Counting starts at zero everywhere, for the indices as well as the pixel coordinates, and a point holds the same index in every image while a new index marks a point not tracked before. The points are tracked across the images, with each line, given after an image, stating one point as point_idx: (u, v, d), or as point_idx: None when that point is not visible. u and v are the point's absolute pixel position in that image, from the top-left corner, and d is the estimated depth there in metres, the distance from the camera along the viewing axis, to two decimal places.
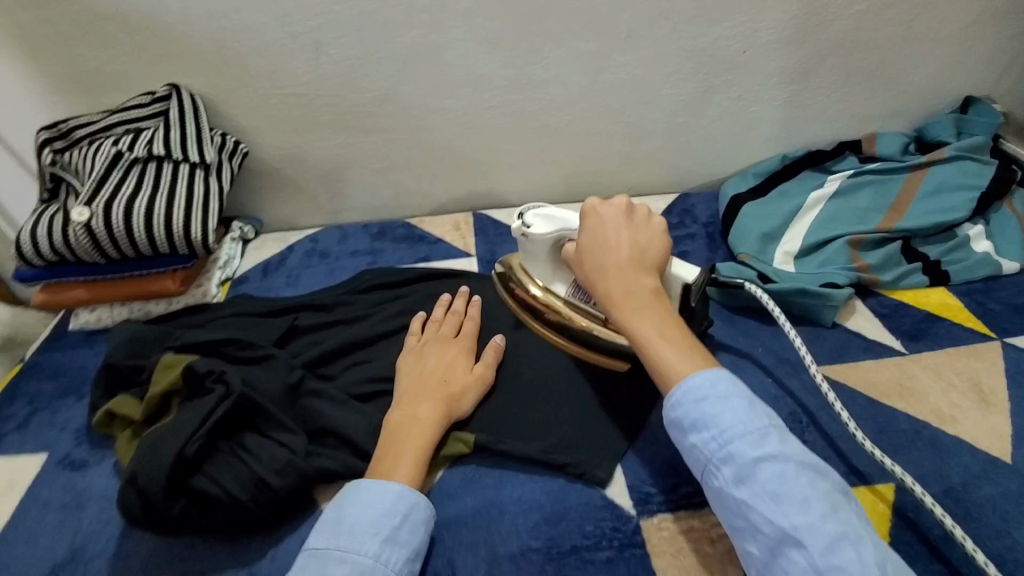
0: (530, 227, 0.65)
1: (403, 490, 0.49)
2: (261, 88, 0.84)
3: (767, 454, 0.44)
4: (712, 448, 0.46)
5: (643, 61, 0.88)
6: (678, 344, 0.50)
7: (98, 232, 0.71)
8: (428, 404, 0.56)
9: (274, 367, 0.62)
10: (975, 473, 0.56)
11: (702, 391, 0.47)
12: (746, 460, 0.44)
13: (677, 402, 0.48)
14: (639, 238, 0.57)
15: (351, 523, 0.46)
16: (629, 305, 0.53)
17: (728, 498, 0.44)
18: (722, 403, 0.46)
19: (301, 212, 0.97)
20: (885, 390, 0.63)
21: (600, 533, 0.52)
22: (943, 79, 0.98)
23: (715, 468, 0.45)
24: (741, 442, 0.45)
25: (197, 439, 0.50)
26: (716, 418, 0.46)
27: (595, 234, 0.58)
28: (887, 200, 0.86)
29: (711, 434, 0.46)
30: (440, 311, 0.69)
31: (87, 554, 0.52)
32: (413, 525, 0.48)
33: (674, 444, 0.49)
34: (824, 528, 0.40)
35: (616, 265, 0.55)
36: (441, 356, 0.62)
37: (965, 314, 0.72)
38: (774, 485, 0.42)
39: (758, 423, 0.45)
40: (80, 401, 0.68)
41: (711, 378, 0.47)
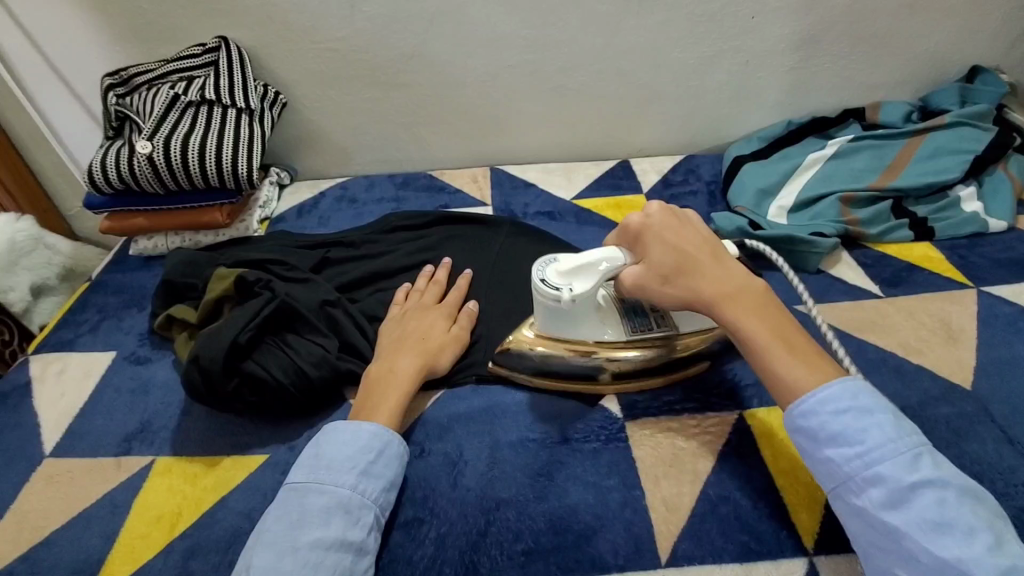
0: (574, 288, 0.57)
1: (379, 431, 0.54)
2: (299, 43, 0.92)
3: (922, 479, 0.43)
4: (857, 466, 0.45)
5: (655, 25, 0.93)
6: (797, 347, 0.50)
7: (159, 163, 0.81)
8: (406, 359, 0.60)
9: (314, 288, 0.70)
10: (935, 395, 0.61)
11: (843, 403, 0.47)
12: (900, 483, 0.43)
13: (810, 413, 0.48)
14: (703, 234, 0.56)
15: (327, 460, 0.51)
16: (744, 306, 0.52)
17: (870, 517, 0.44)
18: (865, 418, 0.46)
19: (332, 162, 1.05)
20: (859, 325, 0.69)
21: (590, 429, 0.59)
22: (952, 48, 1.00)
23: (859, 486, 0.45)
24: (891, 464, 0.44)
25: (250, 330, 0.60)
26: (864, 435, 0.46)
27: (666, 238, 0.55)
28: (883, 163, 0.91)
29: (856, 451, 0.45)
30: (424, 281, 0.73)
31: (154, 426, 0.63)
32: (388, 459, 0.53)
33: (805, 457, 0.49)
34: (990, 561, 0.40)
35: (706, 267, 0.54)
36: (422, 319, 0.66)
37: (944, 265, 0.77)
38: (932, 513, 0.42)
39: (909, 444, 0.45)
40: (141, 312, 0.78)
41: (852, 391, 0.47)
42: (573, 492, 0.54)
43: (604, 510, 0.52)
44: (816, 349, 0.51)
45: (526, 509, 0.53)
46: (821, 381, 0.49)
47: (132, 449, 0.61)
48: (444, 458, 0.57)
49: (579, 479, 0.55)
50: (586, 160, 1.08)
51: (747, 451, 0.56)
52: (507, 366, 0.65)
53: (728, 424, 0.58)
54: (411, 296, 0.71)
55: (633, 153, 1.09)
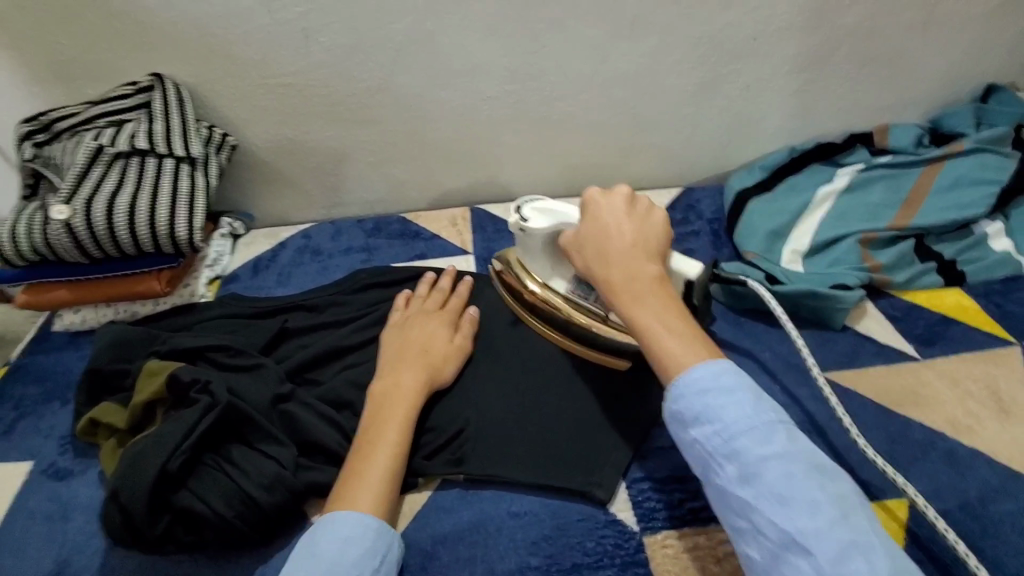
0: (529, 222, 0.61)
1: (380, 527, 0.48)
2: (248, 76, 0.80)
3: (773, 453, 0.42)
4: (716, 444, 0.44)
5: (648, 49, 0.85)
6: (681, 335, 0.48)
7: (80, 231, 0.69)
8: (411, 373, 0.58)
9: (263, 377, 0.60)
10: (995, 488, 0.53)
11: (706, 382, 0.45)
12: (752, 458, 0.42)
13: (677, 393, 0.46)
14: (644, 224, 0.55)
15: (326, 564, 0.45)
16: (633, 293, 0.51)
17: (729, 495, 0.43)
18: (726, 396, 0.44)
19: (293, 206, 0.94)
20: (899, 398, 0.61)
21: (602, 550, 0.51)
22: (963, 66, 0.94)
23: (718, 464, 0.44)
24: (746, 439, 0.43)
25: (182, 454, 0.49)
26: (720, 412, 0.44)
27: (598, 219, 0.55)
28: (900, 195, 0.83)
29: (715, 429, 0.44)
30: (425, 287, 0.70)
31: (73, 567, 0.52)
32: (389, 566, 0.48)
33: (675, 438, 0.48)
34: (831, 535, 0.39)
35: (616, 249, 0.53)
36: (424, 328, 0.64)
37: (982, 316, 0.70)
38: (781, 487, 0.41)
39: (764, 418, 0.43)
40: (65, 406, 0.66)
41: (716, 371, 0.45)
42: None
43: None
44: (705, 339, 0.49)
45: None
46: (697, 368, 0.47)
47: None
48: None
49: None
50: (576, 195, 0.99)
51: None
52: (503, 465, 0.56)
53: None
54: (412, 302, 0.68)
55: (626, 185, 0.99)
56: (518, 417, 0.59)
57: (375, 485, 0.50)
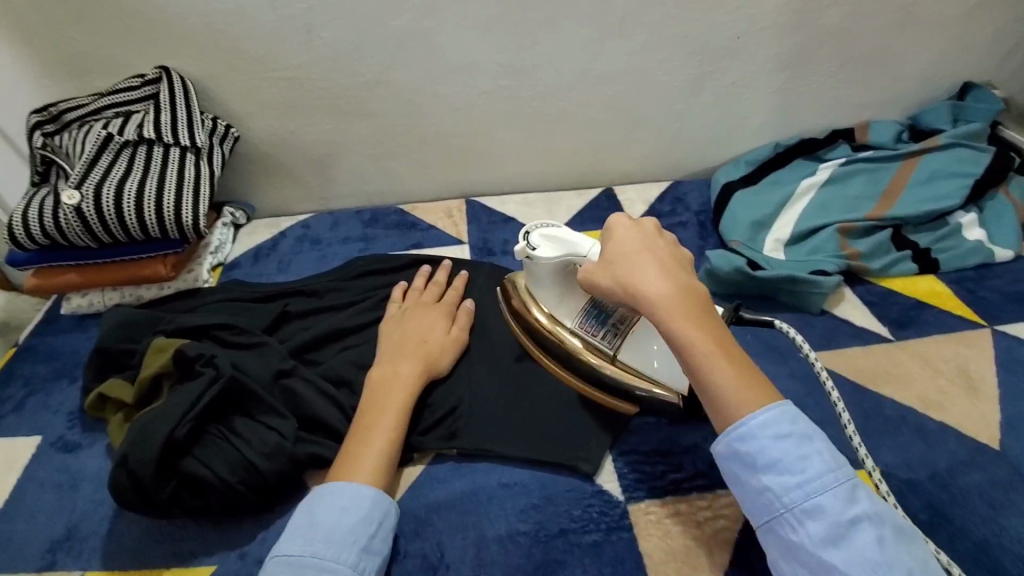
0: (537, 250, 0.60)
1: (377, 496, 0.51)
2: (251, 72, 0.83)
3: (861, 513, 0.41)
4: (796, 497, 0.42)
5: (637, 47, 0.88)
6: (742, 364, 0.46)
7: (89, 215, 0.72)
8: (409, 363, 0.60)
9: (265, 355, 0.62)
10: (962, 459, 0.56)
11: (785, 429, 0.44)
12: (839, 517, 0.41)
13: (748, 434, 0.44)
14: (678, 251, 0.54)
15: (325, 530, 0.47)
16: (690, 315, 0.48)
17: (807, 553, 0.41)
18: (805, 446, 0.44)
19: (293, 198, 0.96)
20: (874, 376, 0.64)
21: (588, 516, 0.53)
22: (940, 66, 0.97)
23: (797, 520, 0.42)
24: (831, 494, 0.42)
25: (187, 423, 0.52)
26: (803, 465, 0.43)
27: (635, 239, 0.53)
28: (878, 188, 0.86)
29: (795, 480, 0.43)
30: (422, 280, 0.73)
31: (82, 532, 0.54)
32: (386, 532, 0.50)
33: (738, 486, 0.46)
34: None
35: (662, 271, 0.50)
36: (422, 319, 0.66)
37: (954, 301, 0.73)
38: (874, 553, 0.40)
39: (848, 473, 0.43)
40: (72, 384, 0.69)
41: (791, 417, 0.44)
42: None
43: None
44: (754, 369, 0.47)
45: None
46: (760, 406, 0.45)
47: (56, 563, 0.52)
48: (422, 561, 0.51)
49: None
50: (568, 188, 1.02)
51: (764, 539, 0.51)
52: (493, 440, 0.59)
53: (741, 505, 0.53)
54: (410, 294, 0.71)
55: (617, 179, 1.02)
56: (509, 396, 0.62)
57: (371, 464, 0.52)
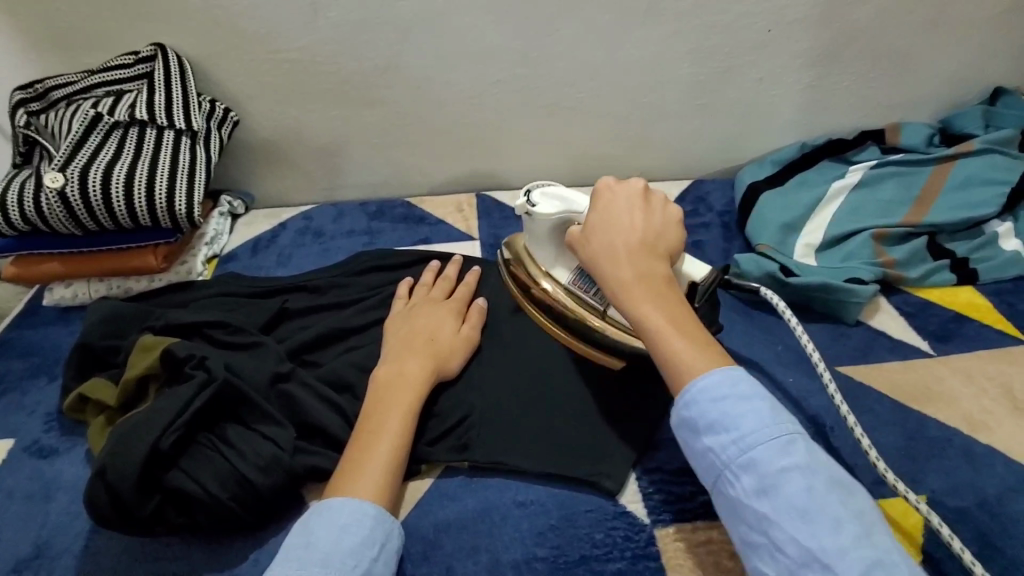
0: (536, 206, 0.58)
1: (382, 516, 0.46)
2: (252, 52, 0.78)
3: (794, 465, 0.40)
4: (732, 454, 0.41)
5: (661, 37, 0.83)
6: (693, 338, 0.45)
7: (74, 200, 0.67)
8: (416, 362, 0.56)
9: (262, 356, 0.57)
10: (1014, 487, 0.52)
11: (722, 388, 0.42)
12: (771, 470, 0.40)
13: (689, 400, 0.43)
14: (654, 218, 0.52)
15: (322, 553, 0.43)
16: (644, 291, 0.48)
17: (744, 508, 0.40)
18: (743, 403, 0.42)
19: (294, 187, 0.91)
20: (915, 394, 0.60)
21: (611, 542, 0.49)
22: (977, 67, 0.93)
23: (733, 475, 0.41)
24: (765, 449, 0.40)
25: (175, 431, 0.47)
26: (739, 421, 0.41)
27: (609, 212, 0.52)
28: (911, 193, 0.82)
29: (731, 437, 0.41)
30: (430, 276, 0.68)
31: (55, 549, 0.49)
32: (389, 554, 0.46)
33: (683, 448, 0.45)
34: (856, 554, 0.37)
35: (626, 244, 0.50)
36: (430, 316, 0.62)
37: (995, 315, 0.69)
38: (803, 503, 0.38)
39: (782, 428, 0.41)
40: (51, 382, 0.64)
41: (731, 376, 0.43)
42: None
43: None
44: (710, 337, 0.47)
45: None
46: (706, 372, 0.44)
47: None
48: None
49: None
50: (584, 185, 0.97)
51: None
52: (509, 452, 0.54)
53: None
54: (417, 290, 0.67)
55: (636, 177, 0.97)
56: (524, 405, 0.58)
57: (375, 475, 0.48)
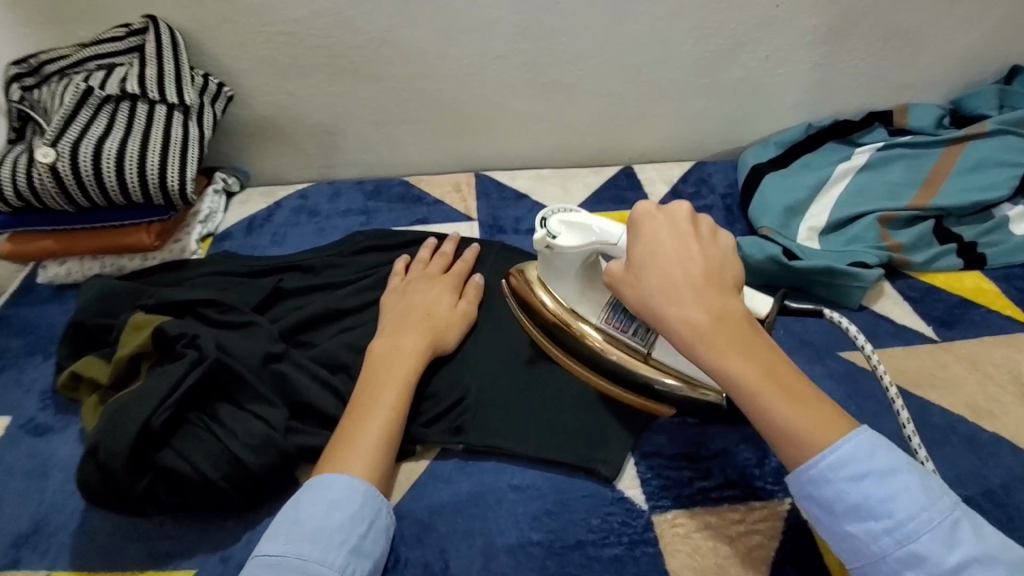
0: (558, 240, 0.53)
1: (370, 492, 0.46)
2: (245, 24, 0.76)
3: (965, 556, 0.37)
4: (887, 544, 0.39)
5: (668, 12, 0.81)
6: (796, 395, 0.41)
7: (65, 175, 0.66)
8: (413, 336, 0.56)
9: (255, 335, 0.57)
10: (1016, 474, 0.51)
11: (862, 469, 0.39)
12: (940, 565, 0.37)
13: (822, 480, 0.40)
14: (710, 248, 0.46)
15: (310, 528, 0.43)
16: (728, 343, 0.42)
17: None
18: (888, 482, 0.39)
19: (289, 166, 0.90)
20: (918, 380, 0.59)
21: (608, 527, 0.49)
22: (991, 46, 0.90)
23: (891, 568, 0.39)
24: (928, 539, 0.38)
25: (166, 410, 0.47)
26: (889, 505, 0.39)
27: (657, 248, 0.46)
28: (919, 175, 0.80)
29: (884, 525, 0.39)
30: (428, 252, 0.68)
31: (50, 526, 0.49)
32: (378, 531, 0.45)
33: (819, 528, 0.42)
34: None
35: (692, 286, 0.44)
36: (426, 292, 0.61)
37: (1001, 300, 0.68)
38: None
39: (942, 510, 0.38)
40: (46, 361, 0.63)
41: (870, 451, 0.40)
42: None
43: None
44: (810, 386, 0.42)
45: None
46: (830, 444, 0.40)
47: (20, 560, 0.47)
48: (425, 571, 0.47)
49: None
50: (585, 166, 0.95)
51: (802, 561, 0.46)
52: (504, 435, 0.54)
53: (778, 518, 0.49)
54: (413, 267, 0.66)
55: (638, 158, 0.95)
56: (520, 389, 0.57)
57: (370, 447, 0.47)
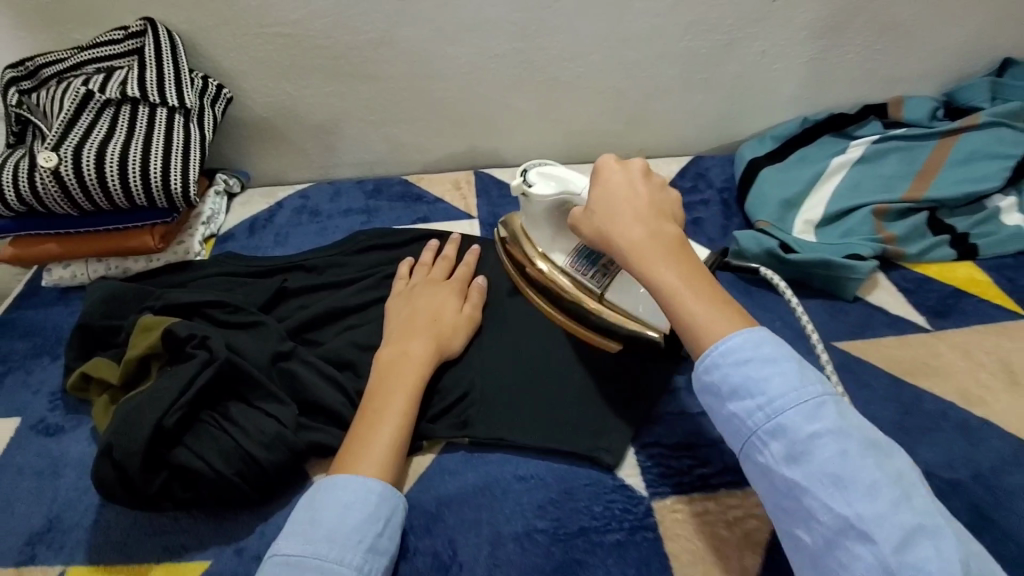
0: (532, 187, 0.58)
1: (386, 490, 0.47)
2: (244, 27, 0.76)
3: (823, 430, 0.40)
4: (760, 419, 0.42)
5: (663, 10, 0.81)
6: (713, 301, 0.45)
7: (68, 180, 0.67)
8: (420, 342, 0.56)
9: (263, 335, 0.58)
10: (1007, 459, 0.53)
11: (745, 352, 0.43)
12: (800, 436, 0.40)
13: (713, 364, 0.44)
14: (659, 186, 0.52)
15: (327, 529, 0.44)
16: (656, 252, 0.47)
17: (775, 475, 0.41)
18: (769, 367, 0.42)
19: (290, 167, 0.90)
20: (911, 368, 0.60)
21: (610, 514, 0.50)
22: (984, 38, 0.91)
23: (762, 442, 0.42)
24: (793, 414, 0.41)
25: (178, 410, 0.48)
26: (765, 385, 0.42)
27: (611, 180, 0.52)
28: (913, 167, 0.81)
29: (759, 403, 0.42)
30: (430, 255, 0.68)
31: (65, 523, 0.50)
32: (394, 530, 0.46)
33: (710, 416, 0.45)
34: (895, 520, 0.37)
35: (636, 210, 0.50)
36: (432, 296, 0.62)
37: (993, 290, 0.69)
38: (834, 466, 0.39)
39: (811, 391, 0.41)
40: (54, 362, 0.64)
41: (755, 340, 0.43)
42: None
43: None
44: (726, 296, 0.47)
45: None
46: (726, 334, 0.44)
47: (36, 556, 0.48)
48: (433, 560, 0.48)
49: None
50: (583, 162, 0.96)
51: None
52: (510, 429, 0.55)
53: None
54: (417, 270, 0.67)
55: (635, 153, 0.96)
56: (523, 383, 0.58)
57: (380, 455, 0.48)
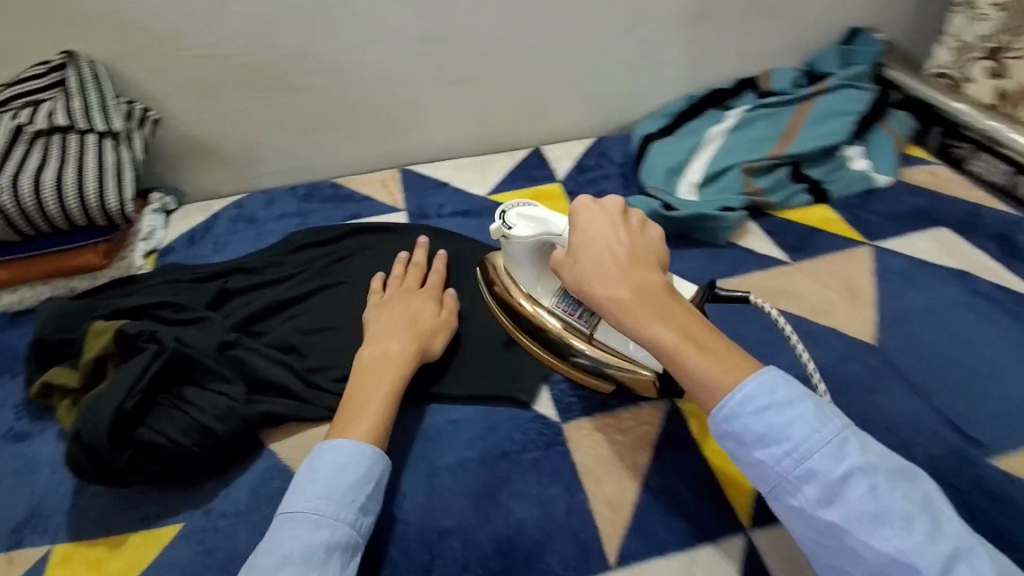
0: (512, 229, 0.62)
1: (374, 455, 0.52)
2: (164, 52, 0.82)
3: (852, 468, 0.40)
4: (788, 465, 0.42)
5: (551, 9, 0.91)
6: (715, 352, 0.45)
7: (8, 209, 0.71)
8: (401, 343, 0.60)
9: (210, 328, 0.64)
10: (844, 354, 0.65)
11: (763, 399, 0.42)
12: (831, 477, 0.40)
13: (730, 414, 0.43)
14: (636, 232, 0.53)
15: (324, 487, 0.48)
16: (648, 307, 0.48)
17: (810, 517, 0.41)
18: (788, 410, 0.42)
19: (223, 180, 0.96)
20: (772, 294, 0.72)
21: (528, 438, 0.59)
22: (830, 13, 1.05)
23: (793, 485, 0.42)
24: (820, 455, 0.41)
25: (136, 395, 0.54)
26: (787, 429, 0.42)
27: (588, 231, 0.53)
28: (779, 129, 0.94)
29: (783, 448, 0.42)
30: (401, 266, 0.71)
31: (45, 510, 0.56)
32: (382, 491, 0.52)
33: (734, 460, 0.45)
34: (935, 549, 0.38)
35: (619, 264, 0.50)
36: (409, 301, 0.66)
37: (841, 225, 0.83)
38: (869, 505, 0.39)
39: (833, 429, 0.41)
40: (13, 378, 0.68)
41: (770, 383, 0.43)
42: (518, 509, 0.54)
43: (550, 521, 0.53)
44: (726, 341, 0.47)
45: (472, 536, 0.52)
46: (736, 384, 0.44)
47: (22, 540, 0.54)
48: None
49: (523, 494, 0.55)
50: (499, 151, 1.05)
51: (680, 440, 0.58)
52: (439, 383, 0.63)
53: (660, 412, 0.60)
54: (389, 282, 0.70)
55: (546, 139, 1.06)
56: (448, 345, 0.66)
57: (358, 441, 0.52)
